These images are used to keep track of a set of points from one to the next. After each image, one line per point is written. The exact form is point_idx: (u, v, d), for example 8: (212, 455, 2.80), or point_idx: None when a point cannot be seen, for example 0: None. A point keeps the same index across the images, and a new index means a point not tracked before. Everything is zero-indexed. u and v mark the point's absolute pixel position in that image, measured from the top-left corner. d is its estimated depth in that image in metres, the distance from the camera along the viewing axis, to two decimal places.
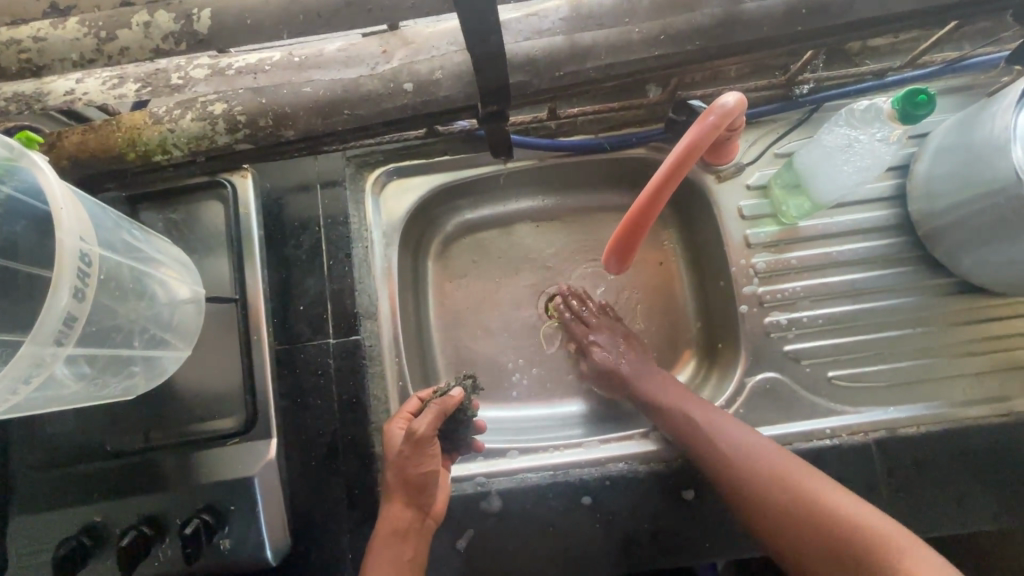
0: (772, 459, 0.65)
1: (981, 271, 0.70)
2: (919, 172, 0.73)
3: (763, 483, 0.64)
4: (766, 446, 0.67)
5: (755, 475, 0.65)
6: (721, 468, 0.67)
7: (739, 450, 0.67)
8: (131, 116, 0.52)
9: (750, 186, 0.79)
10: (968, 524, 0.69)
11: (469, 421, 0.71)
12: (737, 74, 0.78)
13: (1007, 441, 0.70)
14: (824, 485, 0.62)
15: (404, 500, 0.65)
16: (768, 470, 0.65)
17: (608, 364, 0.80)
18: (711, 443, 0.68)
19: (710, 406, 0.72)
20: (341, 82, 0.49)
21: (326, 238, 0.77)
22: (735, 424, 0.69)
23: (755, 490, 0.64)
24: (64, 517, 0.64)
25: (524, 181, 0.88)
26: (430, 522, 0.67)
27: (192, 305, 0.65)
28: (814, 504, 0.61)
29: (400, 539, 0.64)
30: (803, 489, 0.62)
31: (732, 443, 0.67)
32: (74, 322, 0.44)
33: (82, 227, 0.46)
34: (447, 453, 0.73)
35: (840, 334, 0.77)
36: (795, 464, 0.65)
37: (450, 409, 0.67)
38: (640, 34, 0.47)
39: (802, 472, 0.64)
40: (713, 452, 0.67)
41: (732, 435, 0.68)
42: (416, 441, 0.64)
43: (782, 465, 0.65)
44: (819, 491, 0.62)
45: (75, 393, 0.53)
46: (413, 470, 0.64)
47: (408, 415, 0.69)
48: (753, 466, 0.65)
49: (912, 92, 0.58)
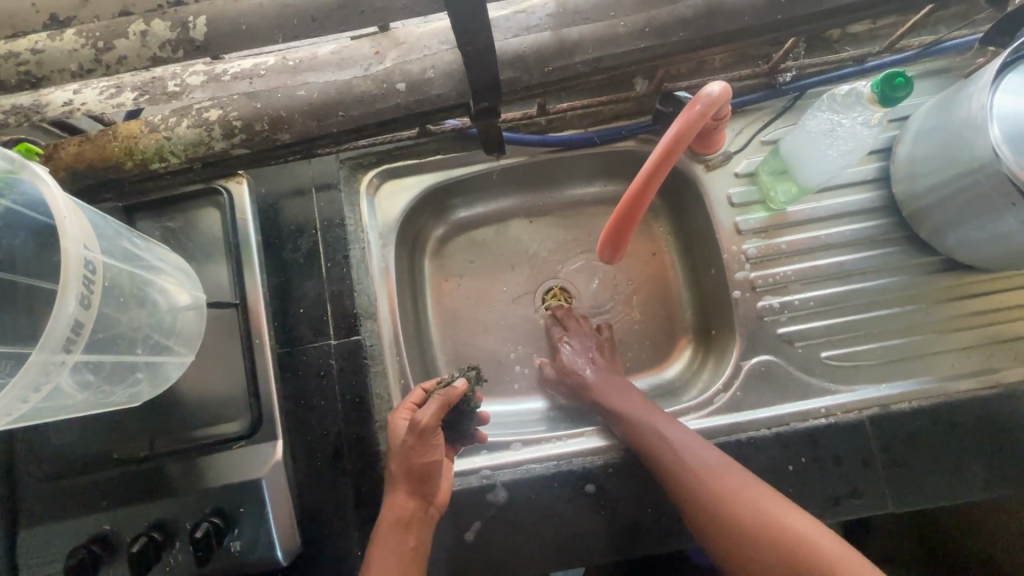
0: (732, 479, 0.65)
1: (966, 248, 0.71)
2: (902, 154, 0.75)
3: (727, 506, 0.63)
4: (717, 462, 0.67)
5: (718, 497, 0.64)
6: (683, 490, 0.66)
7: (694, 465, 0.67)
8: (128, 125, 0.53)
9: (739, 173, 0.81)
10: (960, 494, 0.70)
11: (472, 412, 0.73)
12: (722, 63, 0.80)
13: (996, 412, 0.72)
14: (781, 505, 0.62)
15: (408, 489, 0.65)
16: (727, 488, 0.64)
17: (573, 370, 0.81)
18: (676, 462, 0.67)
19: (674, 423, 0.72)
20: (335, 85, 0.50)
21: (323, 240, 0.77)
22: (697, 441, 0.69)
23: (718, 514, 0.63)
24: (73, 525, 0.65)
25: (517, 178, 0.89)
26: (434, 511, 0.68)
27: (194, 311, 0.66)
28: (774, 529, 0.60)
29: (401, 529, 0.65)
30: (764, 513, 0.62)
31: (694, 463, 0.67)
32: (82, 329, 0.45)
33: (86, 236, 0.46)
34: (452, 444, 0.74)
35: (831, 315, 0.78)
36: (753, 484, 0.64)
37: (453, 400, 0.67)
38: (626, 27, 0.49)
39: (760, 493, 0.63)
40: (676, 472, 0.66)
41: (695, 453, 0.68)
42: (420, 431, 0.65)
43: (743, 486, 0.64)
44: (771, 508, 0.62)
45: (80, 402, 0.53)
46: (417, 460, 0.65)
47: (412, 405, 0.70)
48: (711, 484, 0.65)
49: (889, 75, 0.59)
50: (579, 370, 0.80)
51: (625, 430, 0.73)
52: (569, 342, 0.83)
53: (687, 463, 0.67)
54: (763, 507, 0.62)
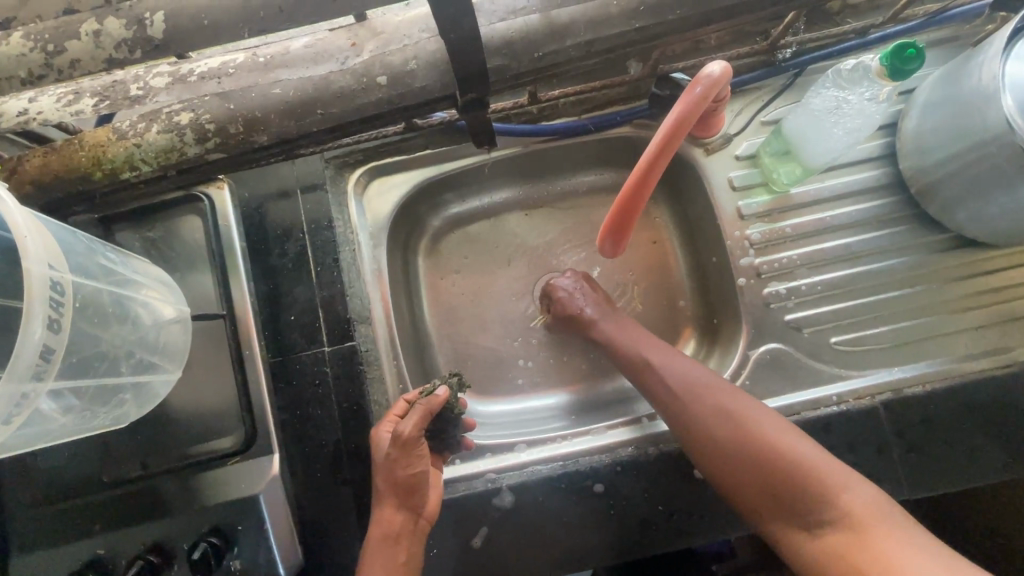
0: (740, 411, 0.64)
1: (978, 223, 0.69)
2: (909, 127, 0.72)
3: (728, 433, 0.63)
4: (709, 381, 0.68)
5: (722, 424, 0.64)
6: (682, 415, 0.67)
7: (686, 382, 0.68)
8: (94, 133, 0.50)
9: (739, 156, 0.78)
10: (978, 478, 0.68)
11: (458, 420, 0.71)
12: (718, 41, 0.76)
13: (1013, 392, 0.69)
14: (794, 436, 0.62)
15: (395, 502, 0.64)
16: (719, 403, 0.65)
17: (570, 307, 0.79)
18: (681, 392, 0.68)
19: (686, 360, 0.71)
20: (311, 81, 0.46)
21: (312, 244, 0.74)
22: (707, 377, 0.69)
23: (710, 434, 0.64)
24: (67, 551, 0.63)
25: (509, 169, 0.86)
26: (424, 523, 0.66)
27: (178, 325, 0.63)
28: (765, 444, 0.61)
29: (391, 543, 0.63)
30: (758, 428, 0.63)
31: (690, 385, 0.68)
32: (53, 355, 0.42)
33: (50, 253, 0.44)
34: (439, 451, 0.72)
35: (839, 298, 0.76)
36: (746, 401, 0.65)
37: (436, 408, 0.66)
38: (619, 6, 0.46)
39: (756, 412, 0.64)
40: (680, 401, 0.67)
41: (699, 381, 0.68)
42: (404, 443, 0.63)
43: (748, 415, 0.64)
44: (764, 424, 0.63)
45: (62, 428, 0.51)
46: (402, 472, 0.64)
47: (395, 417, 0.68)
48: (705, 399, 0.66)
49: (900, 46, 0.56)
50: (574, 304, 0.79)
51: (632, 362, 0.73)
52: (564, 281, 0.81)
53: (695, 393, 0.67)
54: (758, 425, 0.63)
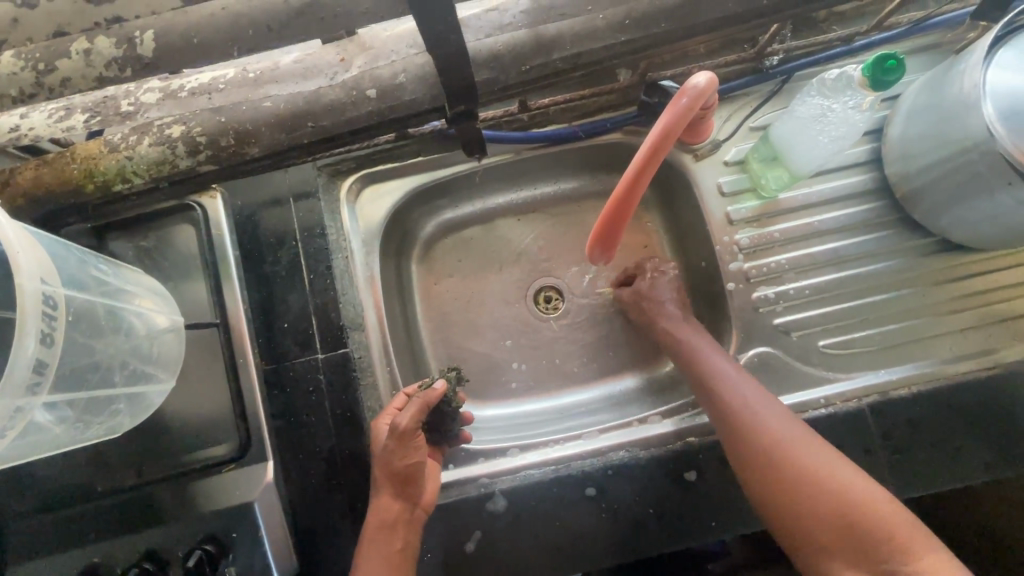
0: (812, 455, 0.62)
1: (960, 228, 0.70)
2: (894, 134, 0.73)
3: (798, 470, 0.61)
4: (781, 415, 0.66)
5: (793, 461, 0.62)
6: (749, 446, 0.65)
7: (759, 413, 0.66)
8: (86, 146, 0.50)
9: (728, 161, 0.79)
10: (965, 478, 0.70)
11: (455, 413, 0.72)
12: (707, 49, 0.77)
13: (997, 393, 0.71)
14: (865, 487, 0.59)
15: (392, 491, 0.65)
16: (791, 441, 0.63)
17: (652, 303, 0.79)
18: (747, 418, 0.66)
19: (762, 392, 0.69)
20: (301, 96, 0.47)
21: (305, 251, 0.75)
22: (783, 414, 0.66)
23: (773, 466, 0.62)
24: (62, 560, 0.63)
25: (501, 175, 0.87)
26: (420, 511, 0.68)
27: (172, 334, 0.64)
28: (836, 490, 0.59)
29: (388, 530, 0.65)
30: (830, 473, 0.60)
31: (758, 414, 0.66)
32: (46, 369, 0.43)
33: (43, 268, 0.44)
34: (438, 444, 0.75)
35: (827, 303, 0.77)
36: (815, 439, 0.64)
37: (434, 402, 0.67)
38: (605, 20, 0.46)
39: (827, 455, 0.62)
40: (750, 429, 0.65)
41: (771, 413, 0.66)
42: (401, 435, 0.64)
43: (819, 457, 0.62)
44: (834, 469, 0.61)
45: (56, 439, 0.51)
46: (398, 463, 0.65)
47: (395, 410, 0.70)
48: (778, 434, 0.64)
49: (881, 58, 0.57)
50: (659, 299, 0.79)
51: (699, 386, 0.71)
52: (651, 274, 0.82)
53: (766, 424, 0.65)
54: (829, 469, 0.61)
